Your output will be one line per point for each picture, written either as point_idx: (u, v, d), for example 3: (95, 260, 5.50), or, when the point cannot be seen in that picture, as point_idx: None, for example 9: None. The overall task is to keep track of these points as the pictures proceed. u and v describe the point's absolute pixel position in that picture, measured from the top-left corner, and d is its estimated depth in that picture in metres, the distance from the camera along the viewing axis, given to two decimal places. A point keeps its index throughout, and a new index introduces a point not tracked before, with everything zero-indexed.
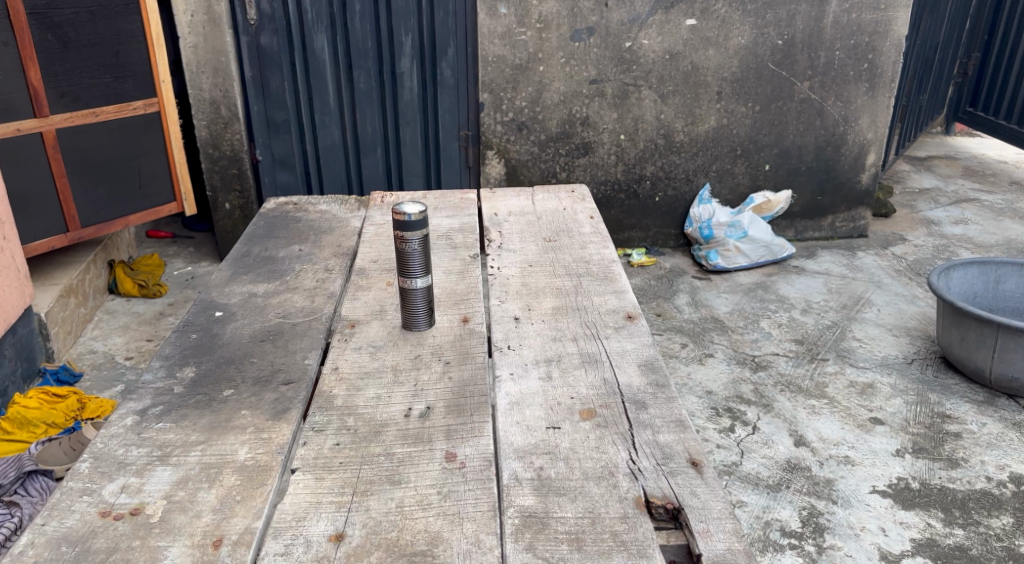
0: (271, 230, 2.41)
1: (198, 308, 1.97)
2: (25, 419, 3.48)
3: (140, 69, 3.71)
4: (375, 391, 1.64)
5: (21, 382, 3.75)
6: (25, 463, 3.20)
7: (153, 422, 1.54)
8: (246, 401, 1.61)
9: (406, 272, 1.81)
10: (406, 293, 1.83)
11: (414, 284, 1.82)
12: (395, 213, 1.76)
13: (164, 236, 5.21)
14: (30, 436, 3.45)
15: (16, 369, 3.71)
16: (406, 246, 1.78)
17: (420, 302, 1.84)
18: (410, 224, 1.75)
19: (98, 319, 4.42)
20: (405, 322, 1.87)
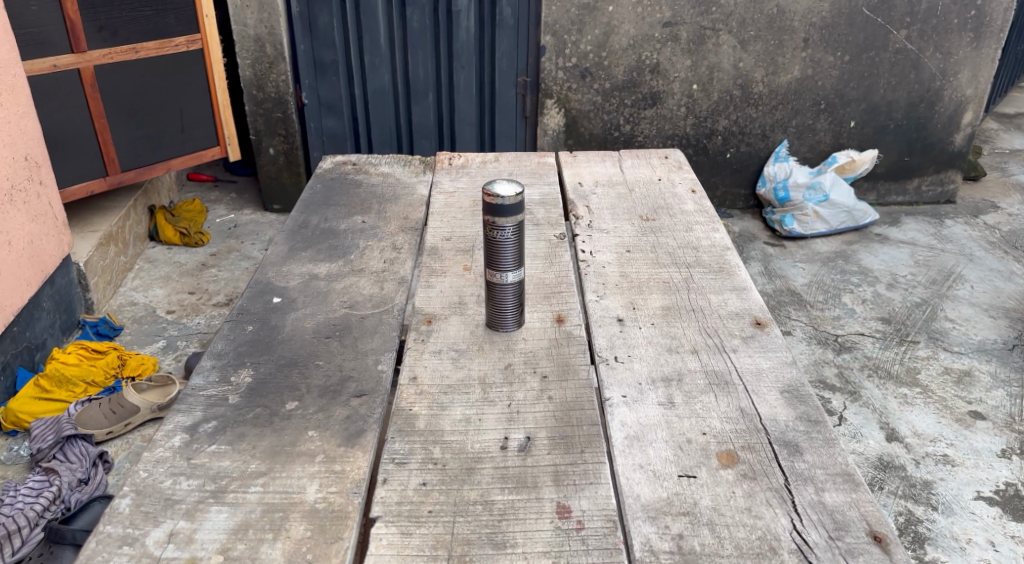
0: (330, 197, 2.14)
1: (253, 292, 1.72)
2: (63, 377, 3.31)
3: (183, 2, 3.41)
4: (462, 411, 1.38)
5: (59, 335, 3.60)
6: (64, 428, 2.97)
7: (206, 444, 1.30)
8: (314, 419, 1.36)
9: (495, 265, 1.52)
10: (493, 289, 1.55)
11: (503, 279, 1.53)
12: (487, 195, 1.46)
13: (205, 179, 4.97)
14: (67, 396, 3.28)
15: (55, 322, 3.56)
16: (498, 236, 1.49)
17: (509, 300, 1.56)
18: (504, 211, 1.46)
19: (139, 268, 4.21)
20: (490, 321, 1.59)
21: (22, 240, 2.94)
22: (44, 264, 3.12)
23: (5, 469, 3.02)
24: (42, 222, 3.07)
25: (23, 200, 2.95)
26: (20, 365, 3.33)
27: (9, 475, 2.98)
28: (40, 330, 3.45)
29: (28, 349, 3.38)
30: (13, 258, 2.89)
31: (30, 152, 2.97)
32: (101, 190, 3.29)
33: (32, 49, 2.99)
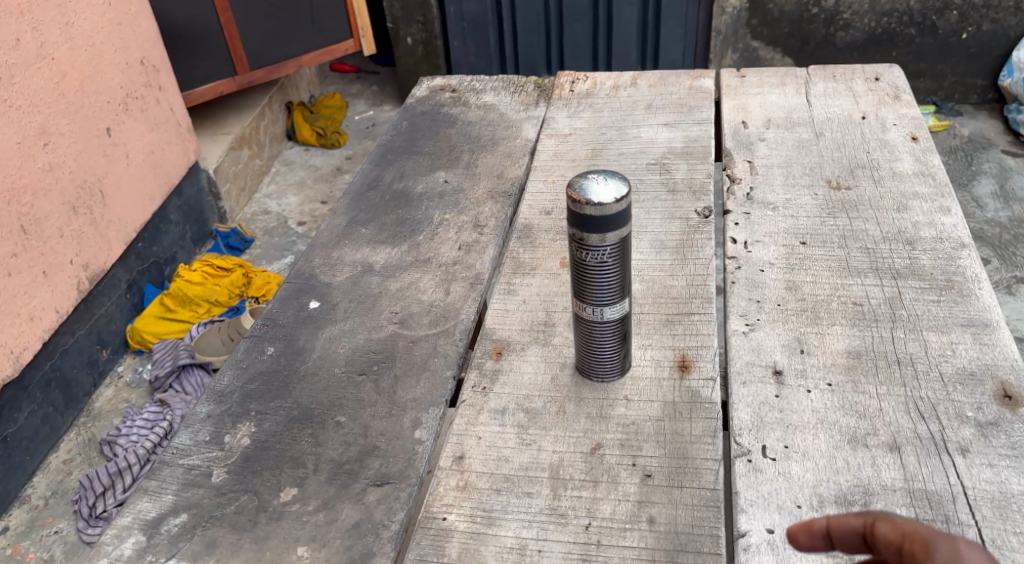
0: (413, 142, 1.68)
1: (288, 292, 1.31)
2: (187, 297, 2.92)
3: None
4: (516, 534, 0.93)
5: (191, 247, 3.21)
6: (180, 355, 2.68)
7: (162, 557, 0.95)
8: (311, 525, 0.96)
9: (587, 298, 1.01)
10: (585, 329, 1.05)
11: (598, 317, 1.02)
12: (572, 200, 0.94)
13: (348, 70, 4.56)
14: (191, 317, 2.90)
15: (184, 234, 3.14)
16: (590, 258, 0.97)
17: (609, 344, 1.05)
18: (600, 223, 0.94)
19: (274, 173, 3.80)
20: (581, 367, 1.09)
21: (142, 152, 2.76)
22: (169, 177, 2.94)
23: (128, 394, 2.69)
24: (163, 130, 2.87)
25: (141, 108, 2.73)
26: (148, 281, 2.95)
27: (132, 399, 2.66)
28: (169, 244, 3.05)
29: (156, 264, 2.99)
30: (134, 173, 2.72)
31: (145, 54, 2.74)
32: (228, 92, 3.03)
33: None
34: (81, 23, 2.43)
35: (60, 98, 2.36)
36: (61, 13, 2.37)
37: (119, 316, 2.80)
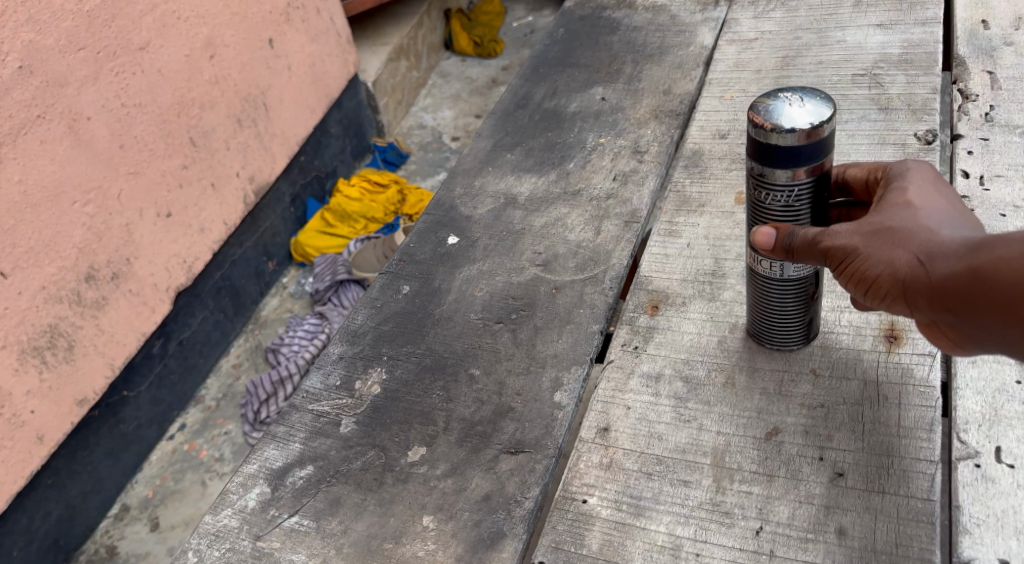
0: (570, 53, 1.49)
1: (426, 223, 1.18)
2: (345, 212, 2.91)
3: None
4: (669, 531, 0.77)
5: (351, 160, 3.19)
6: (339, 270, 2.71)
7: (285, 513, 0.84)
8: (439, 493, 0.84)
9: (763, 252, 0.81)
10: (759, 288, 0.85)
11: (778, 276, 0.82)
12: (751, 128, 0.74)
13: None
14: (349, 233, 2.89)
15: (345, 147, 3.13)
16: (773, 202, 0.78)
17: (790, 308, 0.85)
18: (788, 159, 0.74)
19: (432, 85, 3.69)
20: (752, 332, 0.90)
21: (305, 64, 2.70)
22: (330, 90, 2.90)
23: (292, 303, 2.77)
24: (325, 41, 2.79)
25: (304, 18, 2.66)
26: (310, 195, 2.98)
27: (295, 310, 2.74)
28: (330, 157, 3.05)
29: (318, 177, 3.00)
30: (297, 87, 2.67)
31: None
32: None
33: None
34: None
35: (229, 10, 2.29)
36: None
37: (283, 229, 2.85)
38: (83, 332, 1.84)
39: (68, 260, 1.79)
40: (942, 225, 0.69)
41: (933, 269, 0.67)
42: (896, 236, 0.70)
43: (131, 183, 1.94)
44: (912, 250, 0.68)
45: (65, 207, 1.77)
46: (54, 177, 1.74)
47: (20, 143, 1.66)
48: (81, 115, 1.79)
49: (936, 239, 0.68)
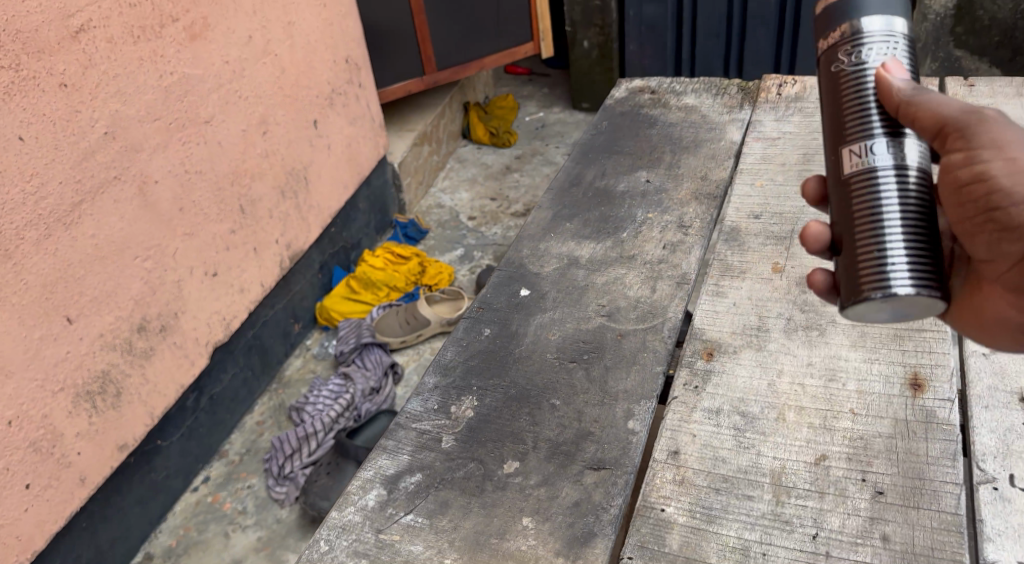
0: (615, 142, 1.70)
1: (501, 278, 1.35)
2: (370, 280, 3.10)
3: None
4: (738, 535, 0.91)
5: (373, 235, 3.38)
6: (364, 333, 2.86)
7: (402, 511, 0.97)
8: (534, 498, 0.97)
9: (852, 139, 0.86)
10: (859, 211, 0.85)
11: (874, 166, 0.84)
12: (817, 7, 0.90)
13: (521, 72, 4.59)
14: (372, 299, 3.08)
15: (369, 222, 3.33)
16: (851, 67, 0.87)
17: (893, 223, 0.83)
18: (855, 8, 0.86)
19: (449, 169, 3.91)
20: (854, 287, 0.84)
21: (342, 143, 3.00)
22: (360, 169, 3.16)
23: (315, 364, 2.93)
24: (359, 124, 3.10)
25: (343, 103, 2.97)
26: (336, 264, 3.15)
27: (318, 371, 2.88)
28: (355, 231, 3.23)
29: (343, 248, 3.18)
30: (334, 163, 2.97)
31: (350, 53, 2.97)
32: (418, 89, 3.38)
33: None
34: (304, 23, 2.69)
35: (281, 95, 2.61)
36: (286, 14, 2.59)
37: (309, 295, 3.00)
38: (131, 381, 2.09)
39: (125, 311, 2.05)
40: None
41: None
42: None
43: (185, 243, 2.23)
44: None
45: (128, 261, 2.03)
46: (119, 236, 1.99)
47: (97, 202, 1.92)
48: (150, 180, 2.07)
49: None
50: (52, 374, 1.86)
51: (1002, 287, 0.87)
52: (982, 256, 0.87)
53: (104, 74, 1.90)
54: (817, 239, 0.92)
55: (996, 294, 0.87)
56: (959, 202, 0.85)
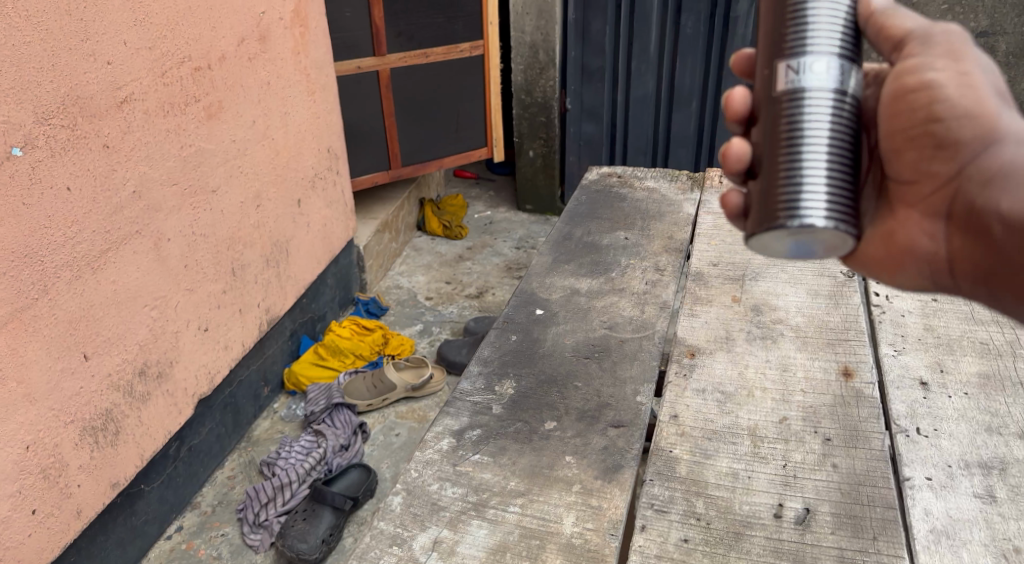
0: (594, 210, 2.08)
1: (518, 302, 1.67)
2: (337, 347, 3.30)
3: (472, 11, 3.67)
4: (729, 464, 1.20)
5: (337, 309, 3.62)
6: (334, 394, 3.01)
7: (470, 452, 1.25)
8: (572, 443, 1.27)
9: (786, 56, 0.89)
10: (780, 134, 0.89)
11: (799, 87, 0.88)
12: None
13: (469, 176, 5.05)
14: (338, 365, 3.26)
15: (334, 297, 3.57)
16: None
17: (813, 149, 0.87)
18: None
19: (405, 256, 4.24)
20: (765, 216, 0.88)
21: (318, 223, 3.23)
22: (331, 248, 3.39)
23: (282, 426, 3.04)
24: (334, 208, 3.36)
25: (322, 187, 3.23)
26: (304, 332, 3.35)
27: (286, 432, 2.99)
28: (323, 303, 3.47)
29: (312, 318, 3.40)
30: (310, 241, 3.18)
31: (331, 144, 3.27)
32: (385, 182, 3.66)
33: (344, 51, 3.38)
34: (297, 114, 2.96)
35: (273, 173, 2.85)
36: (283, 104, 2.86)
37: (281, 359, 3.20)
38: (128, 421, 2.19)
39: (130, 354, 2.18)
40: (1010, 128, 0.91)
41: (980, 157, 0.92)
42: (973, 105, 0.90)
43: (186, 298, 2.40)
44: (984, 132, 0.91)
45: (138, 309, 2.20)
46: (135, 285, 2.16)
47: (118, 253, 2.09)
48: (163, 238, 2.27)
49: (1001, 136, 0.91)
50: (66, 406, 1.98)
51: (920, 211, 0.97)
52: (906, 177, 0.97)
53: (137, 140, 2.13)
54: (735, 159, 0.95)
55: (913, 218, 0.98)
56: (896, 115, 0.93)
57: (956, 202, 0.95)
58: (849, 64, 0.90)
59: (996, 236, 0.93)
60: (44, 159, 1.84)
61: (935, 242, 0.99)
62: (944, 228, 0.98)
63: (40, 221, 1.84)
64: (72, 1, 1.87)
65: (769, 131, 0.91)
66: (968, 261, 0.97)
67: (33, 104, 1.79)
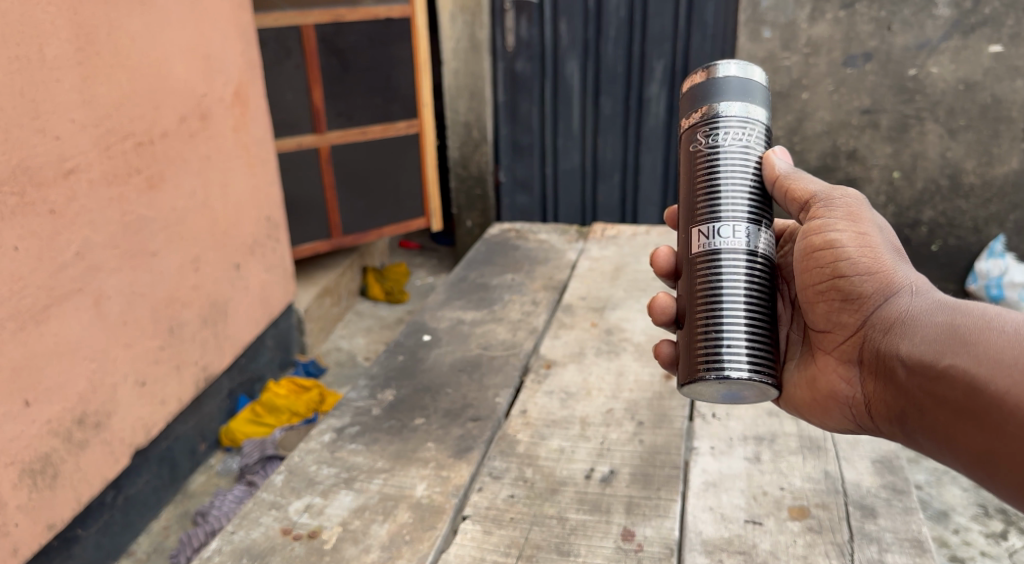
0: (490, 258, 2.39)
1: (409, 329, 1.95)
2: (274, 405, 3.38)
3: (407, 94, 4.02)
4: (559, 443, 1.47)
5: (277, 370, 3.73)
6: (267, 446, 3.11)
7: (347, 442, 1.51)
8: (434, 433, 1.53)
9: (705, 226, 1.20)
10: (704, 291, 1.19)
11: (714, 252, 1.19)
12: (689, 95, 1.25)
13: (413, 246, 5.37)
14: (274, 421, 3.33)
15: (275, 358, 3.69)
16: (707, 149, 1.21)
17: (729, 297, 1.17)
18: (715, 100, 1.21)
19: (347, 319, 4.50)
20: (694, 361, 1.18)
21: (257, 287, 3.40)
22: (272, 309, 3.56)
23: (218, 479, 3.16)
24: (274, 272, 3.54)
25: (262, 253, 3.40)
26: (242, 392, 3.42)
27: (221, 485, 3.12)
28: (262, 364, 3.58)
29: (250, 379, 3.48)
30: (250, 303, 3.34)
31: (272, 213, 3.48)
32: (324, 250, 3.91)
33: (286, 130, 3.69)
34: (237, 186, 3.15)
35: (212, 238, 2.99)
36: (223, 178, 3.05)
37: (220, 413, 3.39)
38: (66, 465, 2.24)
39: (70, 403, 2.25)
40: (906, 286, 1.15)
41: (882, 306, 1.16)
42: (867, 266, 1.18)
43: (125, 352, 2.48)
44: (881, 288, 1.17)
45: (79, 361, 2.28)
46: (75, 338, 2.26)
47: (61, 309, 2.21)
48: (104, 296, 2.38)
49: (897, 293, 1.15)
50: (10, 447, 2.05)
51: (837, 356, 1.23)
52: (825, 326, 1.25)
53: (82, 207, 2.28)
54: (661, 310, 1.38)
55: (832, 362, 1.24)
56: (812, 271, 1.24)
57: (865, 350, 1.19)
58: (757, 226, 1.20)
59: (896, 378, 1.12)
60: None
61: (853, 387, 1.21)
62: (859, 376, 1.21)
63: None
64: (26, 82, 2.06)
65: (694, 288, 1.21)
66: (879, 406, 1.17)
67: None
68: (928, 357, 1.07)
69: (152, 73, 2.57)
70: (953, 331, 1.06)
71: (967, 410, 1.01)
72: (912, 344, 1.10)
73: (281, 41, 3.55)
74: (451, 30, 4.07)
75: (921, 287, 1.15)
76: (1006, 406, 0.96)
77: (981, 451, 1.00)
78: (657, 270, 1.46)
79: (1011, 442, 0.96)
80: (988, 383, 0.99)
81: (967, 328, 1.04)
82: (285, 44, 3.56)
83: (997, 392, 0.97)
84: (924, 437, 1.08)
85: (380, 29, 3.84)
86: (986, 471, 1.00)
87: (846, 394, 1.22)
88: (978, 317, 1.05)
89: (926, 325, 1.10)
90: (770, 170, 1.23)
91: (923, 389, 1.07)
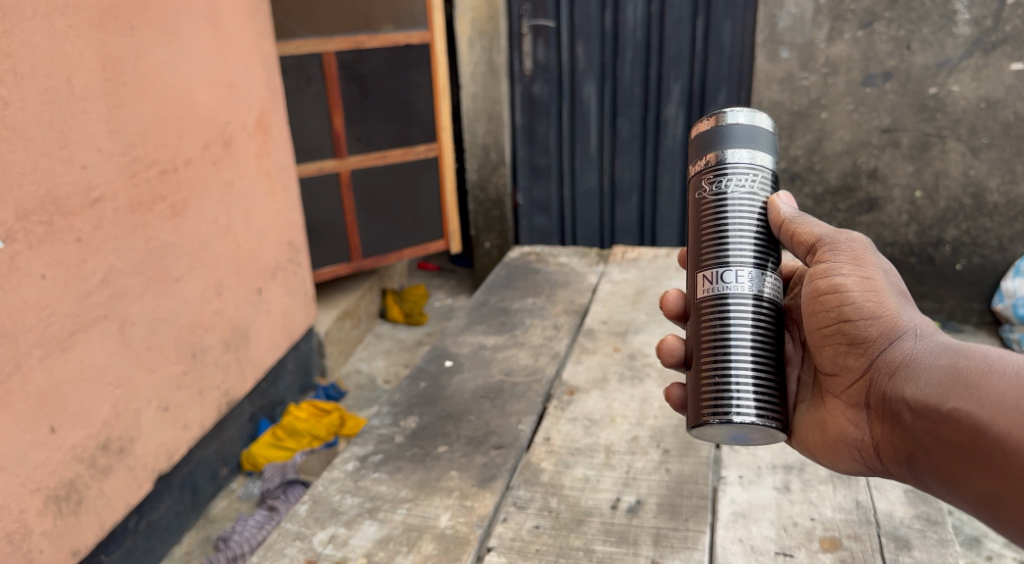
0: (511, 281, 2.39)
1: (431, 355, 1.95)
2: (295, 428, 3.36)
3: (426, 118, 4.04)
4: (584, 472, 1.46)
5: (299, 394, 3.74)
6: (288, 471, 3.08)
7: (370, 471, 1.50)
8: (458, 461, 1.52)
9: (711, 272, 1.19)
10: (710, 336, 1.18)
11: (721, 297, 1.17)
12: (696, 142, 1.24)
13: (432, 268, 5.38)
14: (295, 445, 3.30)
15: (295, 383, 3.69)
16: (713, 197, 1.20)
17: (738, 343, 1.15)
18: (721, 147, 1.20)
19: (367, 342, 4.50)
20: (702, 406, 1.16)
21: (279, 311, 3.41)
22: (293, 333, 3.57)
23: (239, 504, 3.14)
24: (294, 297, 3.54)
25: (284, 278, 3.41)
26: (263, 416, 3.42)
27: (242, 509, 3.10)
28: (283, 388, 3.58)
29: (271, 402, 3.48)
30: (272, 326, 3.35)
31: (293, 239, 3.50)
32: (344, 273, 3.92)
33: (306, 155, 3.72)
34: (258, 212, 3.17)
35: (235, 264, 3.00)
36: (245, 205, 3.07)
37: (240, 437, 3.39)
38: (91, 491, 2.24)
39: (95, 429, 2.26)
40: (911, 330, 1.13)
41: (887, 349, 1.13)
42: (871, 309, 1.16)
43: (148, 378, 2.49)
44: (885, 331, 1.14)
45: (103, 387, 2.29)
46: (100, 364, 2.27)
47: (87, 335, 2.22)
48: (129, 322, 2.39)
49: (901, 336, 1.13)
50: (33, 474, 2.05)
51: (845, 400, 1.20)
52: (833, 369, 1.22)
53: (107, 235, 2.30)
54: (669, 352, 1.37)
55: (839, 405, 1.21)
56: (819, 315, 1.21)
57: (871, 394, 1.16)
58: (762, 271, 1.18)
59: (901, 422, 1.08)
60: (22, 251, 2.00)
61: (861, 430, 1.18)
62: (866, 419, 1.17)
63: (15, 304, 1.99)
64: (54, 114, 2.09)
65: (700, 333, 1.20)
66: (887, 449, 1.14)
67: (15, 204, 1.97)
68: (931, 401, 1.04)
69: (177, 102, 2.61)
70: (956, 375, 1.03)
71: (971, 452, 0.98)
72: (917, 388, 1.07)
73: (302, 68, 3.58)
74: (469, 55, 4.09)
75: (926, 330, 1.12)
76: (1010, 449, 0.93)
77: (987, 493, 0.96)
78: (667, 313, 1.44)
79: (1017, 485, 0.93)
80: (990, 426, 0.96)
81: (970, 370, 1.01)
82: (305, 71, 3.59)
83: (1000, 434, 0.94)
84: (932, 481, 1.04)
85: (399, 55, 3.87)
86: (995, 513, 0.96)
87: (854, 437, 1.18)
88: (980, 358, 1.02)
89: (929, 367, 1.07)
90: (775, 214, 1.20)
91: (929, 432, 1.03)
